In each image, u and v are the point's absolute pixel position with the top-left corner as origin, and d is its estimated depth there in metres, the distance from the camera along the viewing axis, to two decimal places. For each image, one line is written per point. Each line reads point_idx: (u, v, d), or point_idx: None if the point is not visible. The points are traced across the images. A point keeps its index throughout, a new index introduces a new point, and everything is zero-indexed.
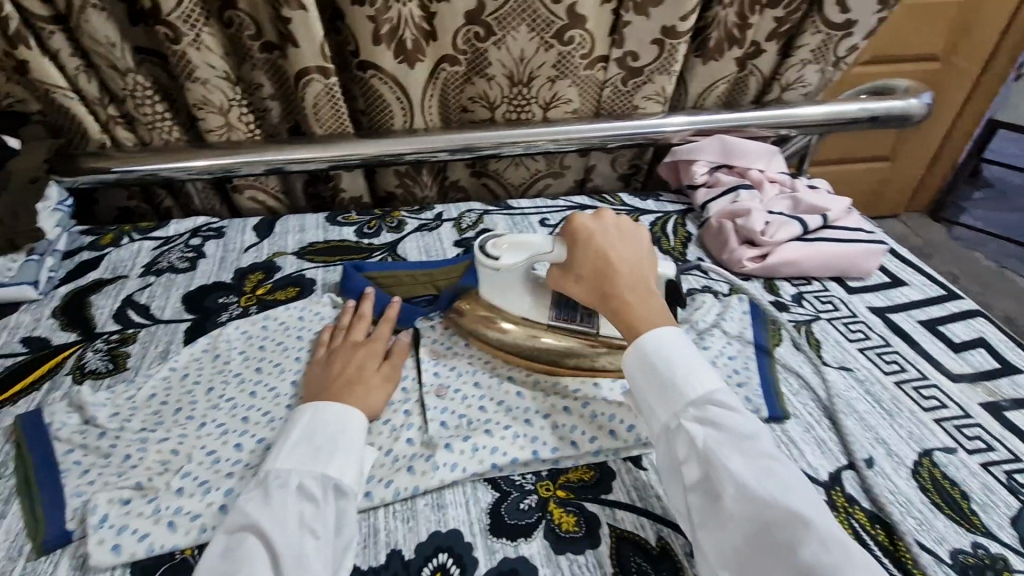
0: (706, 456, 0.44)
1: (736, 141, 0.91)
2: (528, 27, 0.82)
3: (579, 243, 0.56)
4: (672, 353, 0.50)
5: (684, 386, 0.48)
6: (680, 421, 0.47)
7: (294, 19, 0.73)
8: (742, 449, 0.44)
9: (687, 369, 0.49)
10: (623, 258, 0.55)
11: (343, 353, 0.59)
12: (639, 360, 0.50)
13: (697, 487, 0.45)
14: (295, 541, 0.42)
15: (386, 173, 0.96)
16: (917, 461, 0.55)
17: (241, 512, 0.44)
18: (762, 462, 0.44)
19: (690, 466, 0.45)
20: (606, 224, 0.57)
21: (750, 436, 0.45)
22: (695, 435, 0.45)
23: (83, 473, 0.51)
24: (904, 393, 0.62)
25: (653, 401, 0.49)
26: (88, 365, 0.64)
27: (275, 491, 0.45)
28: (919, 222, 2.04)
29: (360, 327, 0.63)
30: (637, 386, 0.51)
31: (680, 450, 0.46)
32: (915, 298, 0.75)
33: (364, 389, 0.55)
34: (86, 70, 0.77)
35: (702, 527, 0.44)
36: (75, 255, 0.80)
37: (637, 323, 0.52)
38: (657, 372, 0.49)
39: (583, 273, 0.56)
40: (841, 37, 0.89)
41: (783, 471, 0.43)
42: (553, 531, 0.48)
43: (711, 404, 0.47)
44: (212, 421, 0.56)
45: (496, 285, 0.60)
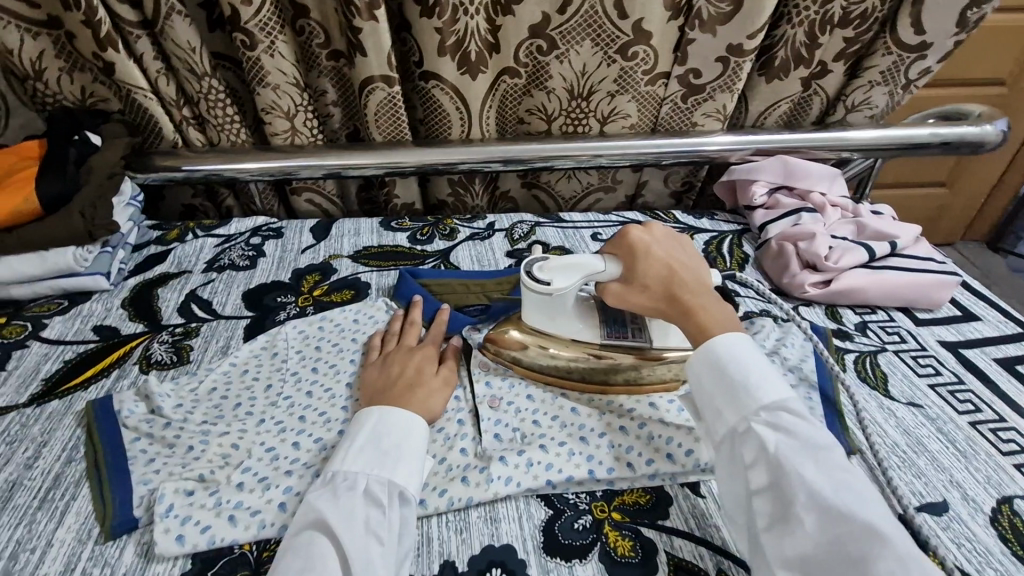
0: (776, 461, 0.43)
1: (798, 164, 0.88)
2: (591, 41, 0.82)
3: (640, 256, 0.56)
4: (741, 357, 0.49)
5: (754, 389, 0.47)
6: (750, 424, 0.46)
7: (365, 30, 0.75)
8: (816, 459, 0.43)
9: (758, 373, 0.48)
10: (685, 266, 0.56)
11: (400, 358, 0.59)
12: (708, 363, 0.50)
13: (764, 492, 0.43)
14: (364, 547, 0.43)
15: (440, 182, 0.97)
16: (995, 508, 0.51)
17: (313, 508, 0.45)
18: (837, 474, 0.42)
19: (759, 471, 0.44)
20: (658, 237, 0.58)
21: (826, 446, 0.43)
22: (766, 439, 0.44)
23: (150, 461, 0.52)
24: (979, 434, 0.58)
25: (722, 403, 0.48)
26: (154, 356, 0.66)
27: (343, 495, 0.45)
28: (977, 253, 1.95)
29: (412, 332, 0.64)
30: (703, 388, 0.50)
31: (747, 453, 0.45)
32: (989, 334, 0.71)
33: (425, 393, 0.55)
34: (166, 73, 0.81)
35: (767, 532, 0.42)
36: (144, 249, 0.84)
37: (711, 329, 0.52)
38: (727, 373, 0.49)
39: (650, 282, 0.55)
40: (914, 59, 0.86)
41: (860, 485, 0.41)
42: (609, 556, 0.47)
43: (782, 411, 0.46)
44: (271, 418, 0.57)
45: (547, 309, 0.58)
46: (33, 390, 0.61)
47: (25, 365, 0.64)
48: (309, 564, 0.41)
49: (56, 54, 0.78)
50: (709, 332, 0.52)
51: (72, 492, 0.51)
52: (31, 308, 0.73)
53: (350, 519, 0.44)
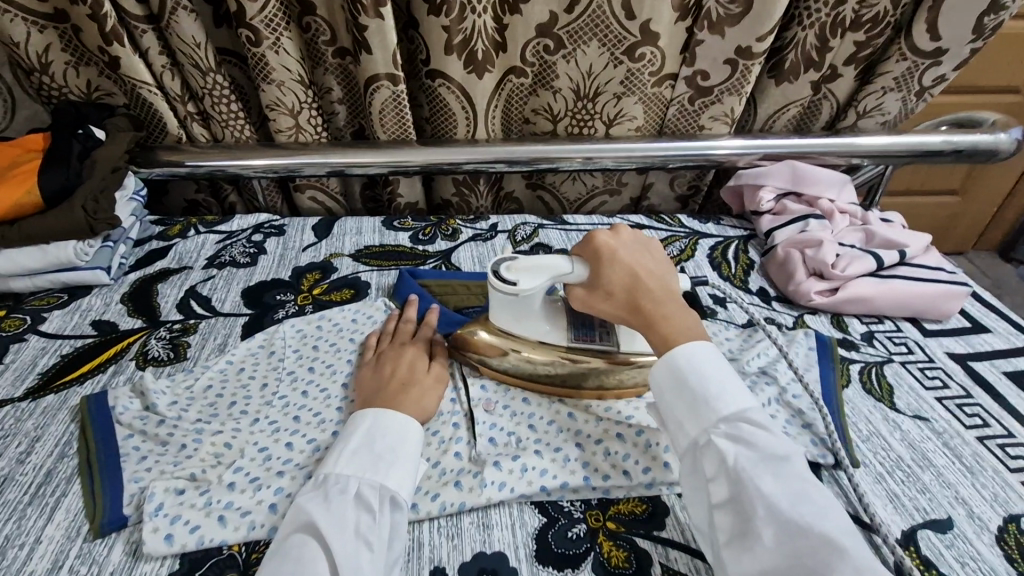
0: (736, 474, 0.42)
1: (807, 169, 0.87)
2: (599, 41, 0.81)
3: (605, 262, 0.55)
4: (702, 365, 0.48)
5: (714, 400, 0.46)
6: (710, 436, 0.45)
7: (370, 27, 0.74)
8: (775, 470, 0.42)
9: (719, 383, 0.47)
10: (651, 275, 0.54)
11: (392, 356, 0.58)
12: (669, 372, 0.49)
13: (725, 505, 0.43)
14: (354, 552, 0.42)
15: (445, 182, 0.96)
16: (1001, 526, 0.50)
17: (303, 511, 0.44)
18: (797, 485, 0.41)
19: (719, 484, 0.43)
20: (627, 244, 0.57)
21: (786, 457, 0.43)
22: (725, 451, 0.43)
23: (141, 459, 0.52)
24: (987, 450, 0.57)
25: (682, 415, 0.47)
26: (151, 352, 0.66)
27: (335, 498, 0.45)
28: (990, 263, 1.92)
29: (405, 331, 0.63)
30: (665, 398, 0.49)
31: (708, 467, 0.44)
32: (999, 347, 0.69)
33: (418, 391, 0.55)
34: (171, 68, 0.81)
35: (728, 547, 0.41)
36: (146, 244, 0.84)
37: (672, 338, 0.51)
38: (687, 384, 0.47)
39: (614, 289, 0.54)
40: (928, 65, 0.84)
41: (819, 496, 0.41)
42: (602, 566, 0.46)
43: (742, 422, 0.45)
44: (265, 418, 0.57)
45: (513, 310, 0.57)
46: (29, 384, 0.61)
47: (23, 358, 0.64)
48: (298, 568, 0.40)
49: (62, 48, 0.78)
50: (670, 342, 0.50)
51: (62, 488, 0.51)
52: (31, 301, 0.73)
53: (341, 524, 0.43)
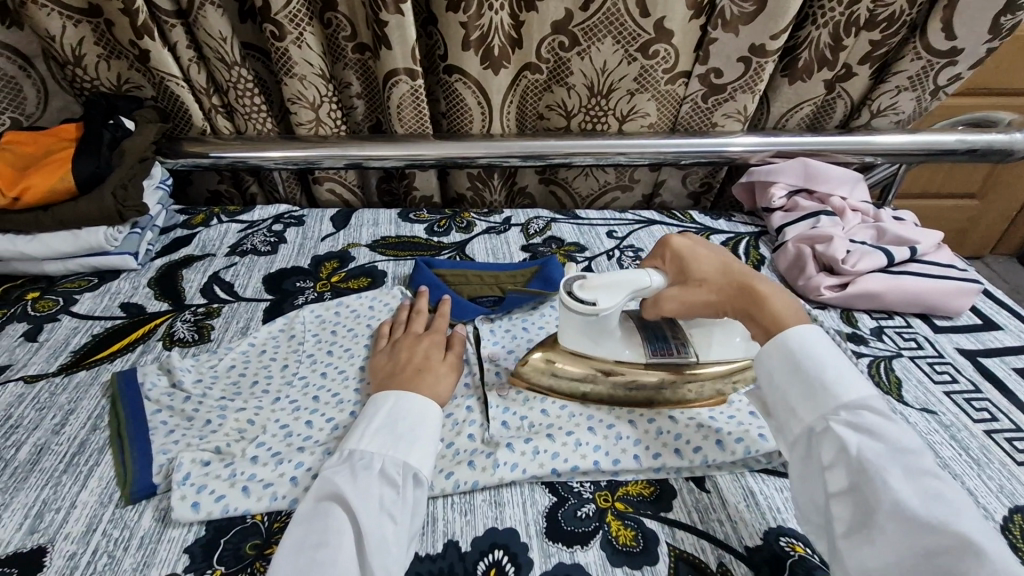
0: (859, 464, 0.42)
1: (819, 166, 0.87)
2: (613, 38, 0.82)
3: (690, 258, 0.56)
4: (816, 348, 0.47)
5: (833, 386, 0.45)
6: (829, 423, 0.44)
7: (390, 23, 0.76)
8: (900, 462, 0.41)
9: (835, 368, 0.46)
10: (737, 261, 0.56)
11: (408, 343, 0.60)
12: (782, 357, 0.48)
13: (844, 495, 0.43)
14: (380, 524, 0.44)
15: (459, 176, 0.98)
16: (1006, 516, 0.51)
17: (330, 482, 0.46)
18: (924, 479, 0.41)
19: (837, 472, 0.43)
20: (700, 242, 0.58)
21: (912, 450, 0.42)
22: (847, 441, 0.43)
23: (169, 432, 0.55)
24: (995, 443, 0.57)
25: (797, 400, 0.46)
26: (177, 333, 0.68)
27: (359, 473, 0.46)
28: (1006, 268, 1.90)
29: (419, 320, 0.65)
30: (776, 383, 0.48)
31: (826, 454, 0.44)
32: (1010, 344, 0.70)
33: (433, 377, 0.56)
34: (198, 62, 0.83)
35: (846, 538, 0.41)
36: (171, 232, 0.87)
37: (786, 312, 0.50)
38: (802, 370, 0.47)
39: (706, 276, 0.54)
40: (942, 65, 0.85)
41: (951, 493, 0.40)
42: (610, 544, 0.48)
43: (863, 410, 0.44)
44: (286, 397, 0.59)
45: (592, 332, 0.55)
46: (62, 360, 0.64)
47: (56, 337, 0.67)
48: (324, 536, 0.42)
49: (95, 41, 0.81)
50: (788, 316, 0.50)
51: (95, 458, 0.53)
52: (63, 283, 0.76)
53: (367, 496, 0.45)
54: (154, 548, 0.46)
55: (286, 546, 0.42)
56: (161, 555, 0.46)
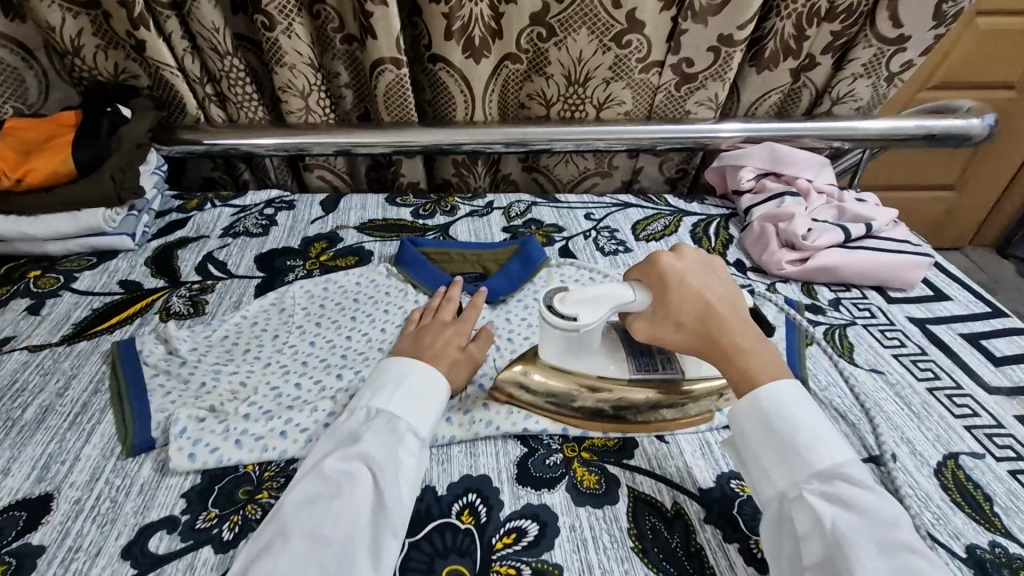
0: (833, 536, 0.41)
1: (784, 151, 0.92)
2: (588, 29, 0.86)
3: (672, 287, 0.52)
4: (792, 411, 0.46)
5: (808, 453, 0.44)
6: (803, 491, 0.43)
7: (376, 14, 0.80)
8: (877, 534, 0.40)
9: (812, 433, 0.45)
10: (720, 299, 0.53)
11: (432, 330, 0.61)
12: (756, 418, 0.47)
13: (818, 567, 0.41)
14: (398, 483, 0.47)
15: (445, 163, 1.02)
16: (940, 461, 0.55)
17: (360, 441, 0.48)
18: (900, 554, 0.39)
19: (811, 543, 0.42)
20: (687, 262, 0.55)
21: (890, 523, 0.41)
22: (821, 512, 0.42)
23: (167, 394, 0.58)
24: (936, 399, 0.61)
25: (769, 463, 0.46)
26: (173, 307, 0.72)
27: (382, 433, 0.49)
28: (985, 258, 1.96)
29: (447, 310, 0.65)
30: (751, 445, 0.47)
31: (800, 523, 0.43)
32: (958, 312, 0.74)
33: (450, 364, 0.57)
34: (192, 52, 0.87)
35: None
36: (166, 216, 0.90)
37: (759, 366, 0.50)
38: (777, 433, 0.46)
39: (684, 318, 0.52)
40: (895, 52, 0.89)
41: (926, 568, 0.39)
42: (575, 486, 0.52)
43: (838, 479, 0.43)
44: (277, 362, 0.63)
45: (573, 346, 0.54)
46: (65, 331, 0.67)
47: (58, 311, 0.71)
48: (338, 488, 0.45)
49: (93, 33, 0.85)
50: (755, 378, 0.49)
51: (97, 417, 0.57)
52: (64, 262, 0.79)
53: (386, 455, 0.47)
54: (153, 494, 0.50)
55: (302, 507, 0.44)
56: (160, 500, 0.50)
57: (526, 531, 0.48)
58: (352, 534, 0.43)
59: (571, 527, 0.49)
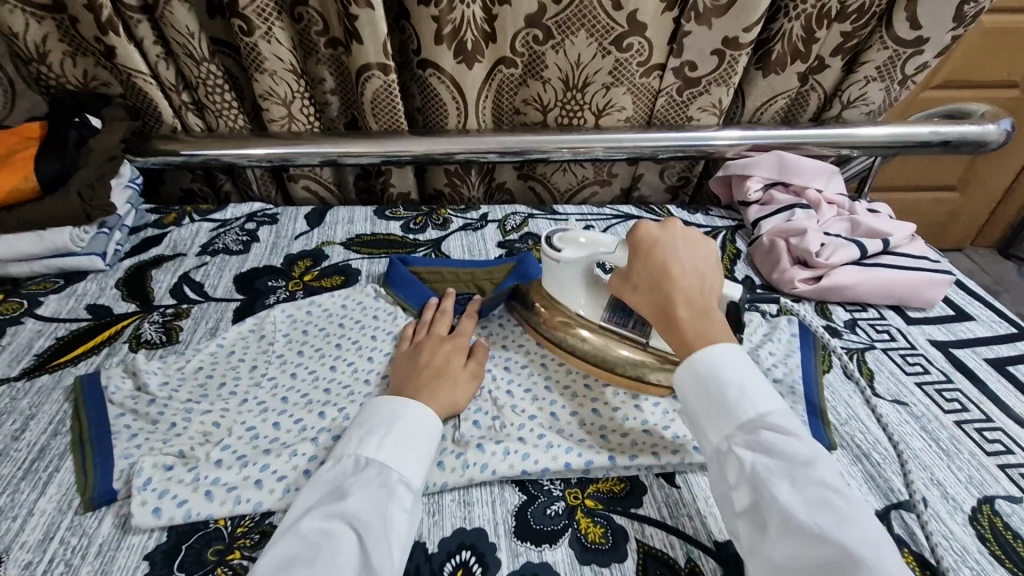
0: (755, 481, 0.41)
1: (794, 159, 0.87)
2: (587, 32, 0.82)
3: (639, 253, 0.53)
4: (724, 368, 0.46)
5: (734, 406, 0.44)
6: (732, 445, 0.43)
7: (361, 17, 0.75)
8: (796, 477, 0.40)
9: (741, 385, 0.45)
10: (684, 271, 0.52)
11: (429, 346, 0.58)
12: (690, 377, 0.47)
13: (747, 514, 0.42)
14: (387, 545, 0.42)
15: (436, 172, 0.97)
16: (975, 507, 0.50)
17: (343, 501, 0.43)
18: (817, 491, 0.39)
19: (741, 492, 0.42)
20: (669, 232, 0.54)
21: (808, 462, 0.40)
22: (744, 460, 0.42)
23: (132, 437, 0.53)
24: (965, 434, 0.57)
25: (703, 419, 0.46)
26: (144, 335, 0.67)
27: (372, 487, 0.44)
28: (987, 259, 1.93)
29: (442, 323, 0.63)
30: (687, 403, 0.47)
31: (730, 475, 0.43)
32: (981, 334, 0.70)
33: (450, 383, 0.55)
34: (166, 58, 0.82)
35: (751, 558, 0.40)
36: (141, 232, 0.85)
37: (698, 335, 0.49)
38: (708, 390, 0.46)
39: (639, 282, 0.53)
40: (911, 55, 0.85)
41: (842, 504, 0.38)
42: (579, 541, 0.47)
43: (763, 427, 0.43)
44: (254, 398, 0.58)
45: (555, 278, 0.61)
46: (25, 364, 0.62)
47: (19, 341, 0.65)
48: (317, 551, 0.40)
49: (60, 38, 0.80)
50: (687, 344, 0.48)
51: (55, 464, 0.52)
52: (28, 286, 0.74)
53: (376, 513, 0.43)
54: (112, 556, 0.46)
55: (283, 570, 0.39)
56: (120, 563, 0.45)
57: None
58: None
59: None
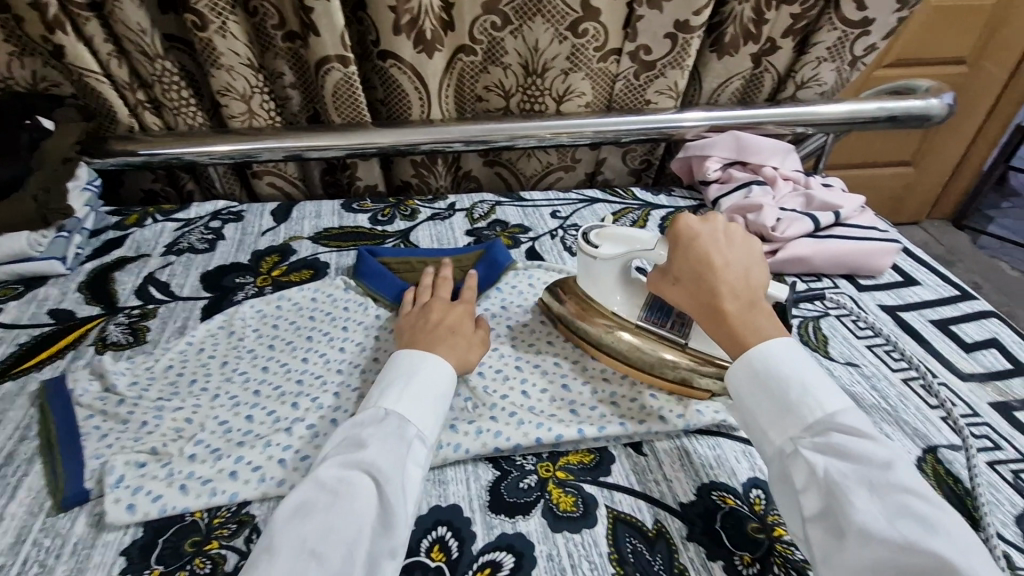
0: (828, 486, 0.41)
1: (749, 138, 0.90)
2: (543, 18, 0.83)
3: (682, 246, 0.53)
4: (784, 367, 0.46)
5: (800, 408, 0.44)
6: (799, 446, 0.43)
7: (317, 8, 0.75)
8: (873, 481, 0.40)
9: (806, 386, 0.45)
10: (729, 265, 0.52)
11: (440, 309, 0.61)
12: (749, 378, 0.47)
13: (818, 518, 0.41)
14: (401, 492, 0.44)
15: (403, 163, 0.97)
16: (920, 456, 0.54)
17: (364, 448, 0.45)
18: (896, 496, 0.39)
19: (811, 495, 0.42)
20: (710, 224, 0.55)
21: (885, 465, 0.40)
22: (816, 463, 0.42)
23: (102, 437, 0.53)
24: (912, 390, 0.61)
25: (767, 422, 0.46)
26: (110, 337, 0.66)
27: (390, 439, 0.46)
28: (941, 230, 2.01)
29: (445, 289, 0.65)
30: (746, 405, 0.47)
31: (798, 478, 0.43)
32: (927, 297, 0.74)
33: (464, 343, 0.58)
34: (118, 56, 0.80)
35: (824, 563, 0.40)
36: (101, 235, 0.84)
37: (749, 332, 0.49)
38: (769, 390, 0.46)
39: (683, 277, 0.53)
40: (857, 35, 0.88)
41: (924, 509, 0.38)
42: (552, 511, 0.49)
43: (833, 430, 0.43)
44: (226, 393, 0.58)
45: (590, 274, 0.61)
46: None
47: None
48: (337, 497, 0.42)
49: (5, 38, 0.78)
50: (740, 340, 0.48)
51: (24, 468, 0.52)
52: None
53: (390, 461, 0.44)
54: (88, 553, 0.46)
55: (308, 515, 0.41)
56: (96, 560, 0.45)
57: (502, 564, 0.45)
58: (354, 546, 0.40)
59: (549, 556, 0.46)
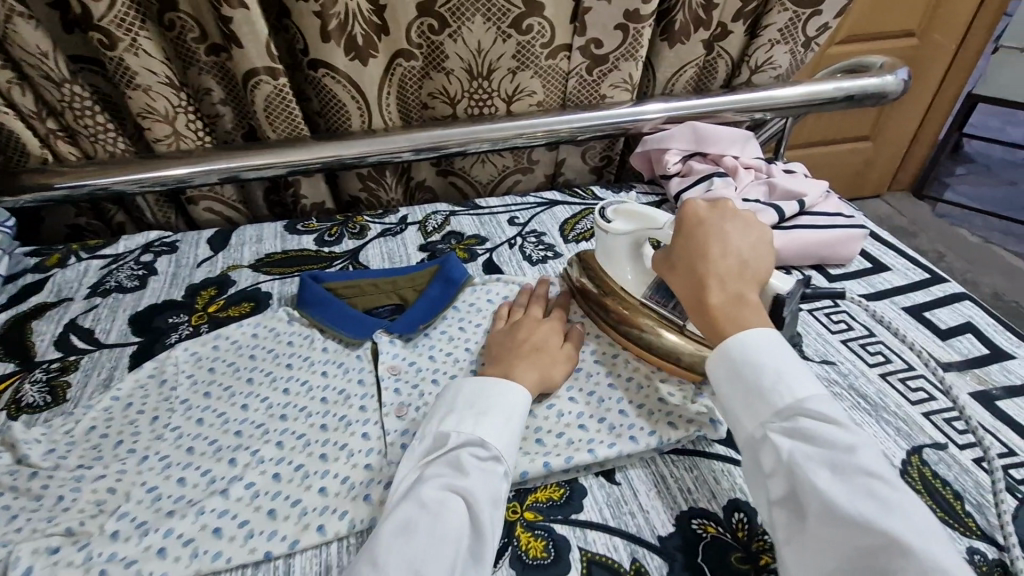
0: (793, 470, 0.39)
1: (707, 128, 0.86)
2: (483, 16, 0.78)
3: (686, 232, 0.53)
4: (758, 352, 0.44)
5: (770, 392, 0.42)
6: (767, 431, 0.42)
7: (236, 18, 0.68)
8: (837, 464, 0.38)
9: (780, 370, 0.43)
10: (726, 254, 0.50)
11: (528, 325, 0.59)
12: (723, 364, 0.45)
13: (784, 502, 0.40)
14: (494, 523, 0.42)
15: (349, 177, 0.92)
16: (905, 460, 0.51)
17: (464, 476, 0.43)
18: (860, 479, 0.37)
19: (778, 480, 0.40)
20: (723, 215, 0.54)
21: (850, 449, 0.38)
22: (782, 448, 0.40)
23: (11, 519, 0.47)
24: (890, 386, 0.58)
25: (738, 408, 0.44)
26: (25, 398, 0.60)
27: (487, 471, 0.44)
28: (904, 202, 2.03)
29: (537, 305, 0.63)
30: (721, 390, 0.46)
31: (766, 463, 0.41)
32: (898, 283, 0.72)
33: (549, 359, 0.56)
34: (20, 83, 0.73)
35: (787, 546, 0.39)
36: (18, 279, 0.76)
37: (729, 316, 0.47)
38: (742, 376, 0.44)
39: (678, 262, 0.52)
40: (809, 15, 0.86)
41: (888, 492, 0.36)
42: (520, 560, 0.45)
43: (803, 414, 0.41)
44: (156, 454, 0.52)
45: (605, 250, 0.62)
46: None
47: None
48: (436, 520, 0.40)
49: None
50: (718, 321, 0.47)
51: None
52: None
53: (487, 492, 0.43)
54: None
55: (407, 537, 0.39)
56: None
57: None
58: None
59: None
